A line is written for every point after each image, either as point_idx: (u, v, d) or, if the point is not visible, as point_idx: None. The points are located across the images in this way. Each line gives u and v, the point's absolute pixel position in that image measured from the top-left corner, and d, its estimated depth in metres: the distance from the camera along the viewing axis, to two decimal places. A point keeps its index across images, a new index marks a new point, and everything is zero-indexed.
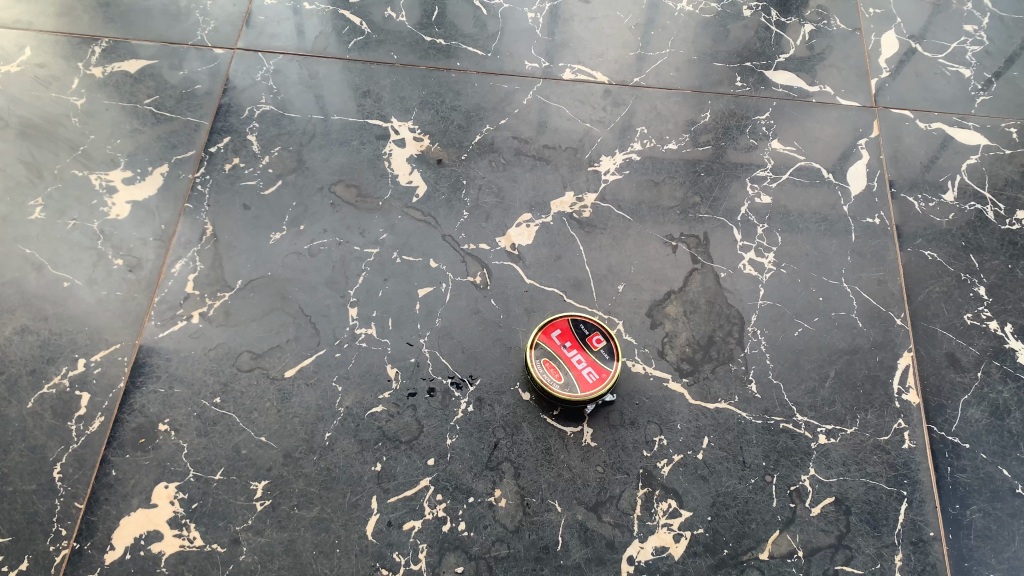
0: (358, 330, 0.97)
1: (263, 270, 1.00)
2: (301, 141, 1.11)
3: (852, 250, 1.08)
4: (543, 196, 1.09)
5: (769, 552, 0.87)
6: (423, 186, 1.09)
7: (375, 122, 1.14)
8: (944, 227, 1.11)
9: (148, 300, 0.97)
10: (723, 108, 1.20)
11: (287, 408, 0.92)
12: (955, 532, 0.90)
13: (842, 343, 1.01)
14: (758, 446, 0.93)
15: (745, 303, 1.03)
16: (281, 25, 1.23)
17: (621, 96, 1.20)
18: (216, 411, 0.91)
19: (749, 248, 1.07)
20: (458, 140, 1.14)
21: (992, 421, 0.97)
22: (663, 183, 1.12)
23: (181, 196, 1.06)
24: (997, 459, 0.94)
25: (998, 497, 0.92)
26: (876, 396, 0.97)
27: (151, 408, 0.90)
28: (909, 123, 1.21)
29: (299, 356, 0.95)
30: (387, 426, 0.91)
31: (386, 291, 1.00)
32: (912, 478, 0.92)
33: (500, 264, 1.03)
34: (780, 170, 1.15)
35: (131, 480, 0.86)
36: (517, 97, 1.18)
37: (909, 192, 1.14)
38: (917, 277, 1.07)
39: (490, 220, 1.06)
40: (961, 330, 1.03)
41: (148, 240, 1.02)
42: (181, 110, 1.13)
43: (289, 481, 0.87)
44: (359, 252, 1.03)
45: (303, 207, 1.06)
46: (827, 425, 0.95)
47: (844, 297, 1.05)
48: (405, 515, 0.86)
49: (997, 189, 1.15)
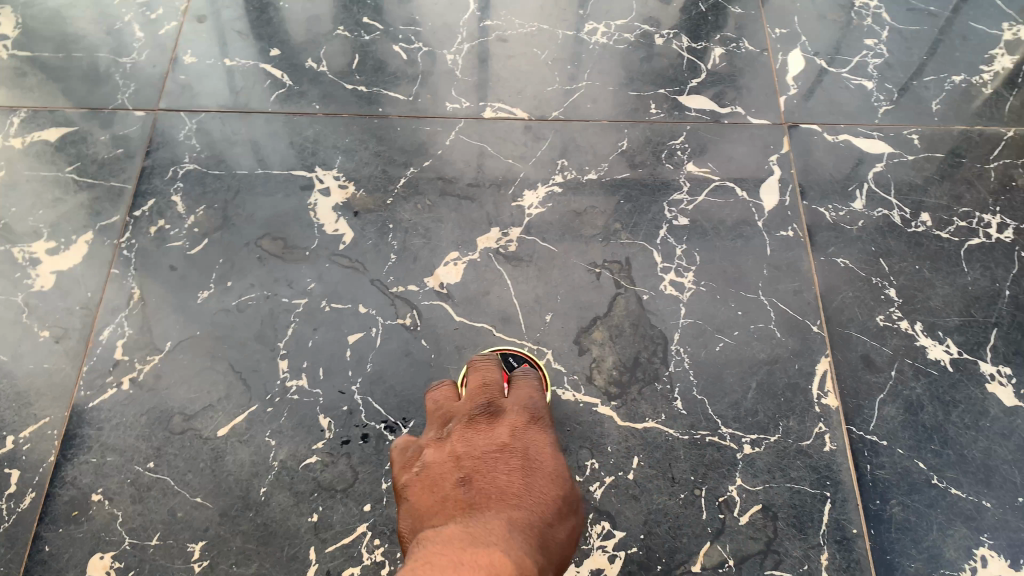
0: (289, 382, 0.98)
1: (191, 331, 1.02)
2: (227, 198, 1.13)
3: (768, 263, 1.13)
4: (467, 234, 1.12)
5: (701, 564, 0.91)
6: (349, 234, 1.11)
7: (300, 173, 1.16)
8: (854, 234, 1.16)
9: (77, 370, 0.98)
10: (639, 136, 1.25)
11: (220, 467, 0.93)
12: (877, 527, 0.93)
13: (762, 354, 1.05)
14: (685, 461, 0.97)
15: (668, 322, 1.07)
16: (204, 82, 1.24)
17: (540, 130, 1.24)
18: (150, 477, 0.92)
19: (668, 269, 1.11)
20: (382, 184, 1.16)
21: (907, 417, 1.01)
22: (585, 212, 1.16)
23: (106, 262, 1.06)
24: (913, 453, 0.98)
25: (917, 490, 0.96)
26: (797, 403, 1.01)
27: (83, 479, 0.91)
28: (817, 137, 1.26)
29: (231, 414, 0.96)
30: (321, 476, 0.92)
31: (316, 340, 1.02)
32: (835, 479, 0.96)
33: (429, 304, 1.05)
34: (695, 192, 1.19)
35: (65, 556, 0.87)
36: (439, 138, 1.21)
37: (820, 203, 1.19)
38: (831, 284, 1.11)
39: (417, 262, 1.09)
40: (874, 331, 1.07)
41: (74, 309, 1.02)
42: (104, 176, 1.14)
43: (226, 540, 0.88)
44: (287, 303, 1.04)
45: (230, 264, 1.07)
46: (751, 435, 0.99)
47: (761, 309, 1.09)
48: (344, 562, 0.88)
49: (901, 193, 1.21)
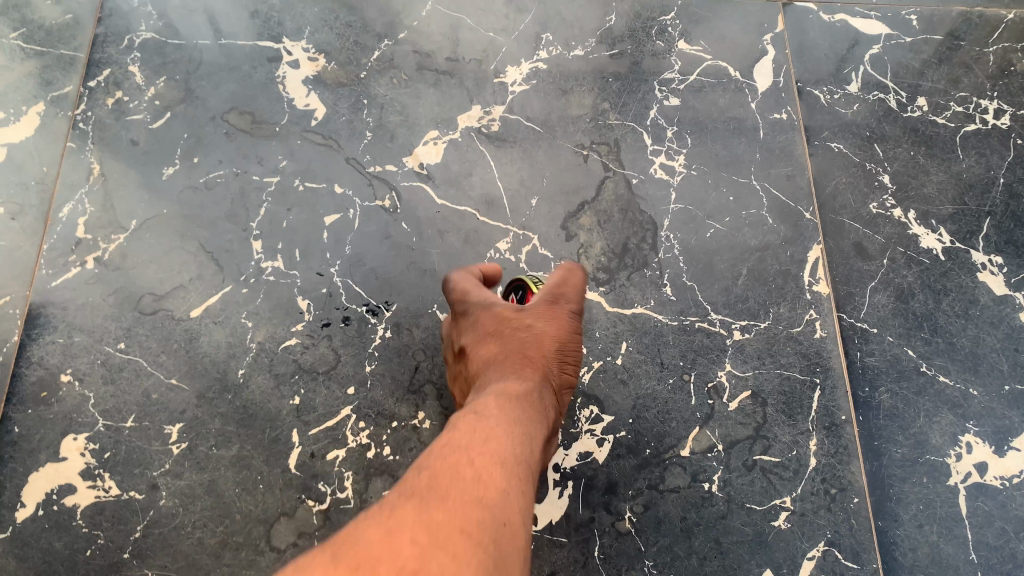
0: (264, 264, 0.94)
1: (157, 209, 0.96)
2: (188, 68, 1.04)
3: (761, 146, 1.09)
4: (446, 111, 1.05)
5: (690, 449, 0.91)
6: (321, 108, 1.03)
7: (267, 43, 1.06)
8: (849, 119, 1.11)
9: (36, 248, 0.92)
10: (629, 10, 1.16)
11: (195, 349, 0.89)
12: (865, 413, 0.94)
13: (753, 241, 1.02)
14: (674, 347, 0.96)
15: (657, 208, 1.03)
16: None
17: (523, 2, 1.14)
18: (121, 357, 0.88)
19: (659, 151, 1.07)
20: (354, 57, 1.07)
21: (897, 305, 1.00)
22: (572, 90, 1.09)
23: (61, 135, 0.99)
24: (902, 341, 0.98)
25: (905, 376, 0.96)
26: (788, 290, 1.00)
27: (51, 360, 0.87)
28: (813, 16, 1.18)
29: (203, 296, 0.92)
30: (302, 359, 0.89)
31: (291, 221, 0.96)
32: (824, 366, 0.96)
33: (409, 186, 1.00)
34: (687, 70, 1.13)
35: (36, 437, 0.84)
36: (415, 8, 1.11)
37: (815, 85, 1.13)
38: (824, 170, 1.08)
39: (395, 140, 1.03)
40: (867, 219, 1.05)
41: (30, 184, 0.96)
42: (52, 43, 1.04)
43: (205, 422, 0.86)
44: (258, 182, 0.98)
45: (195, 138, 1.00)
46: (741, 321, 0.98)
47: (753, 195, 1.05)
48: (328, 445, 0.86)
49: (899, 77, 1.14)
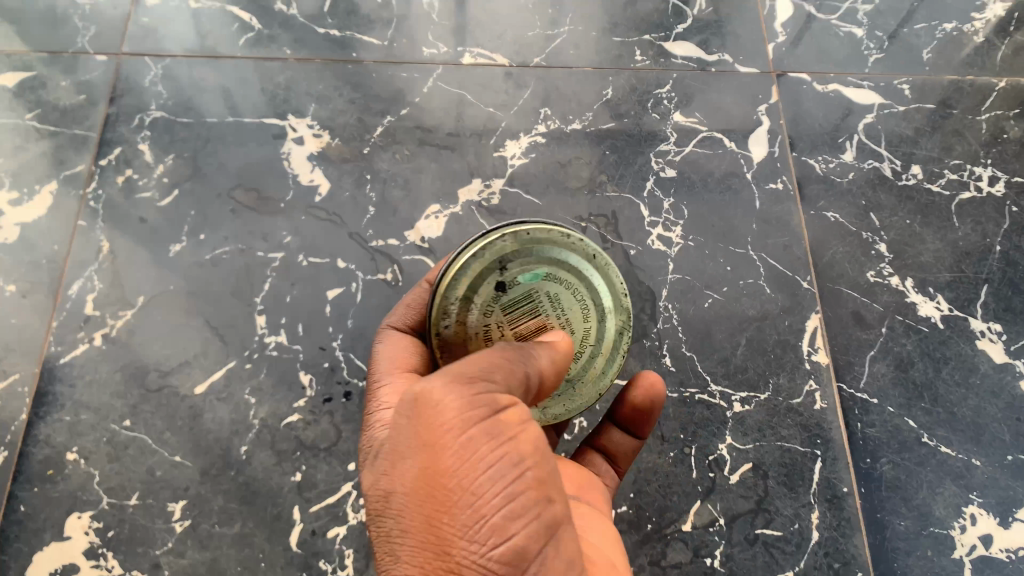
0: (267, 338, 0.95)
1: (164, 286, 0.98)
2: (196, 146, 1.08)
3: (757, 217, 1.10)
4: (448, 186, 1.08)
5: (692, 523, 0.91)
6: (326, 184, 1.06)
7: (272, 121, 1.10)
8: (845, 188, 1.13)
9: (46, 326, 0.94)
10: (625, 84, 1.19)
11: (199, 426, 0.90)
12: (867, 486, 0.94)
13: (751, 311, 1.03)
14: (675, 419, 0.96)
15: (655, 279, 1.04)
16: (172, 26, 1.15)
17: (522, 78, 1.17)
18: (126, 435, 0.89)
19: (656, 223, 1.08)
20: (357, 133, 1.10)
21: (897, 375, 1.00)
22: (570, 163, 1.12)
23: (72, 213, 1.02)
24: (903, 411, 0.98)
25: (906, 448, 0.96)
26: (786, 360, 1.00)
27: (58, 437, 0.89)
28: (806, 86, 1.20)
29: (208, 372, 0.93)
30: (304, 435, 0.90)
31: (294, 296, 0.98)
32: (825, 437, 0.96)
33: (410, 259, 1.02)
34: (683, 142, 1.15)
35: (42, 515, 0.85)
36: (417, 86, 1.14)
37: (809, 154, 1.15)
38: (821, 239, 1.09)
39: (397, 214, 1.05)
40: (864, 288, 1.06)
41: (41, 262, 0.98)
42: (66, 124, 1.08)
43: (208, 499, 0.87)
44: (263, 257, 1.00)
45: (202, 215, 1.03)
46: (741, 393, 0.98)
47: (750, 264, 1.07)
48: (329, 522, 0.86)
49: (893, 145, 1.16)
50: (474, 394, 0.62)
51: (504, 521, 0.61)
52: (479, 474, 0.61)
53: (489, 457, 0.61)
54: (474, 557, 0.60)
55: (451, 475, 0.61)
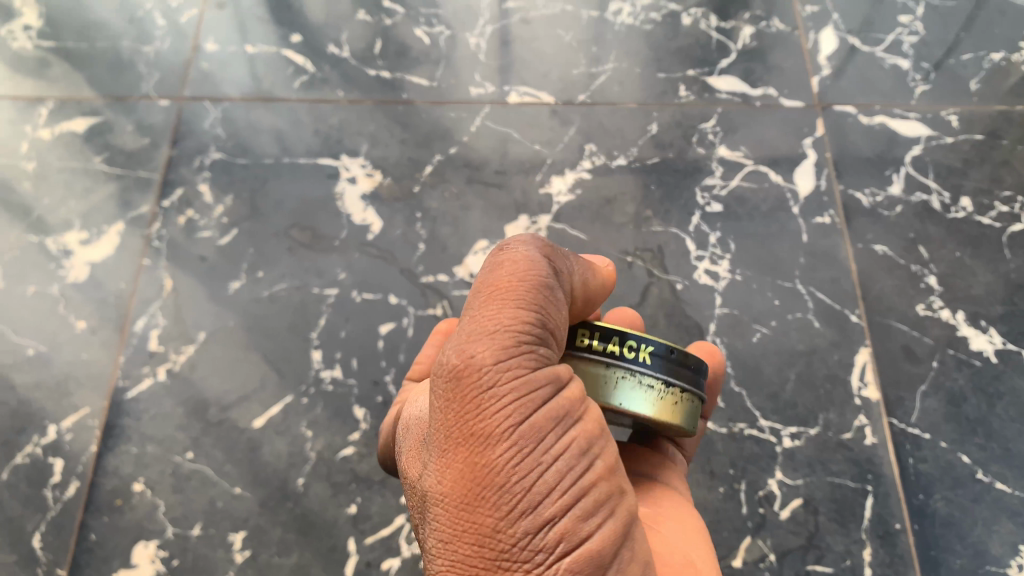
0: (323, 373, 0.98)
1: (224, 322, 1.01)
2: (254, 186, 1.12)
3: (804, 250, 1.10)
4: (496, 222, 1.10)
5: (742, 559, 0.91)
6: (378, 222, 1.09)
7: (326, 161, 1.14)
8: (892, 221, 1.12)
9: (113, 361, 0.98)
10: (669, 120, 1.20)
11: (257, 458, 0.93)
12: (921, 522, 0.93)
13: (799, 344, 1.03)
14: (725, 455, 0.96)
15: (702, 313, 1.05)
16: (229, 71, 1.21)
17: (567, 115, 1.19)
18: (189, 467, 0.93)
19: (702, 257, 1.09)
20: (408, 172, 1.13)
21: (949, 409, 0.99)
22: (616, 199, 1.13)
23: (137, 253, 1.06)
24: (956, 446, 0.97)
25: (960, 484, 0.95)
26: (836, 394, 1.00)
27: (124, 469, 0.92)
28: (851, 119, 1.20)
29: (266, 405, 0.96)
30: (358, 467, 0.92)
31: (348, 332, 1.01)
32: (877, 473, 0.95)
33: (460, 294, 1.03)
34: (729, 175, 1.16)
35: (111, 543, 0.89)
36: (465, 125, 1.17)
37: (855, 185, 1.15)
38: (869, 272, 1.09)
39: (447, 250, 1.07)
40: (914, 321, 1.05)
41: (109, 300, 1.02)
42: (131, 166, 1.13)
43: (266, 530, 0.89)
44: (317, 294, 1.03)
45: (260, 253, 1.06)
46: (791, 428, 0.98)
47: (798, 298, 1.07)
48: (383, 554, 0.88)
49: (941, 177, 1.16)
50: (523, 363, 0.56)
51: (558, 498, 0.56)
52: (523, 464, 0.55)
53: (539, 439, 0.56)
54: (522, 552, 0.55)
55: (491, 462, 0.55)
